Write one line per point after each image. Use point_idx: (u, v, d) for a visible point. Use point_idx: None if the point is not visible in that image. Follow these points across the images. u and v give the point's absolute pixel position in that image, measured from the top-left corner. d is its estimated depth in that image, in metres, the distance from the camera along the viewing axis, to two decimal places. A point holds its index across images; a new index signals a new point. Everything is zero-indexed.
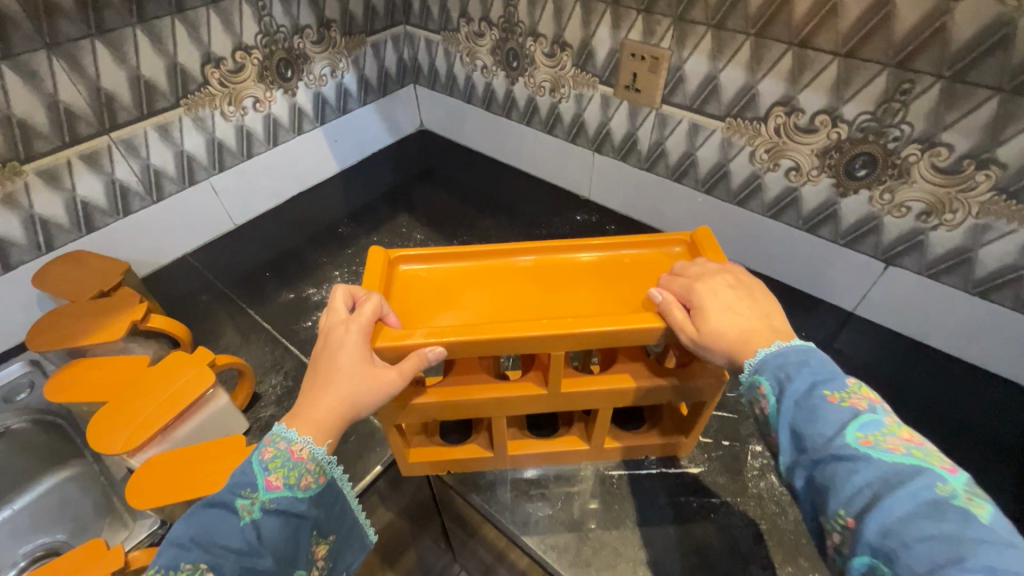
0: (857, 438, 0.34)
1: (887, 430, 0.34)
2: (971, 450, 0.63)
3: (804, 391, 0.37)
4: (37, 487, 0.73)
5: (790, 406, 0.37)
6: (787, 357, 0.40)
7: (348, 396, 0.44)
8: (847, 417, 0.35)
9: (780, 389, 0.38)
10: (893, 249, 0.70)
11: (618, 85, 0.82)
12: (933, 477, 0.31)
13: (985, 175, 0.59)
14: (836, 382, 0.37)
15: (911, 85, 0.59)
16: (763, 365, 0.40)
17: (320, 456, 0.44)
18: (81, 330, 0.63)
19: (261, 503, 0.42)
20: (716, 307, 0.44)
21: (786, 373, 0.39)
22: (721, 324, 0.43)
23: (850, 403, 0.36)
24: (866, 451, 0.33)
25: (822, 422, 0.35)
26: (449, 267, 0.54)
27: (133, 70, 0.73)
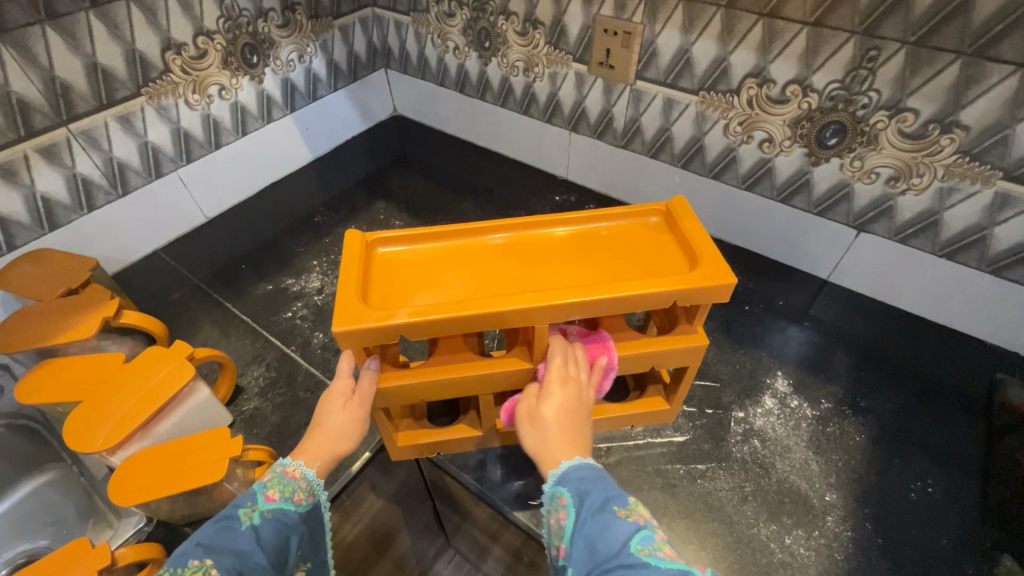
0: (638, 547, 0.37)
1: (659, 541, 0.37)
2: (941, 405, 0.65)
3: (597, 504, 0.40)
4: (13, 495, 0.71)
5: (586, 518, 0.40)
6: (588, 474, 0.43)
7: (339, 428, 0.49)
8: (631, 530, 0.38)
9: (578, 502, 0.41)
10: (864, 216, 0.72)
11: (591, 62, 0.82)
12: None
13: (949, 139, 0.61)
14: (622, 497, 0.41)
15: (877, 52, 0.60)
16: (566, 477, 0.43)
17: (311, 476, 0.48)
18: (49, 329, 0.61)
19: (259, 512, 0.45)
20: (552, 406, 0.46)
21: (586, 488, 0.41)
22: (553, 418, 0.46)
23: (632, 518, 0.39)
24: (645, 560, 0.36)
25: (610, 534, 0.38)
26: (429, 248, 0.53)
27: (89, 57, 0.70)
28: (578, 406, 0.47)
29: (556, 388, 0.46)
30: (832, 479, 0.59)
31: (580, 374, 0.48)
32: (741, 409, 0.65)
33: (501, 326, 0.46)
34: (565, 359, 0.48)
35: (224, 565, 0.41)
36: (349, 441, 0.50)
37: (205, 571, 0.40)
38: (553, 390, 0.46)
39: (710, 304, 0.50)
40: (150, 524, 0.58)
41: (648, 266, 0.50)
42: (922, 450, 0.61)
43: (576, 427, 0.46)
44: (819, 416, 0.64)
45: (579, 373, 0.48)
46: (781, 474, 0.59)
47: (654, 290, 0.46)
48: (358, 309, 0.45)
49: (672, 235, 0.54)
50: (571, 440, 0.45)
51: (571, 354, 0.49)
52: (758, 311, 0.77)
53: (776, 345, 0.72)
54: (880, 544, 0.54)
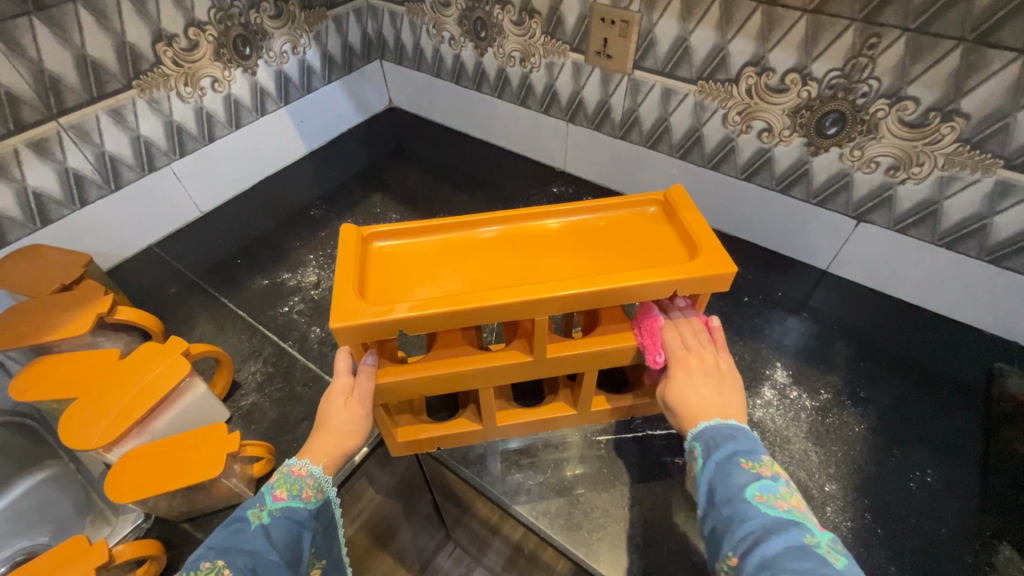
0: (755, 495, 0.38)
1: (782, 493, 0.38)
2: (940, 395, 0.65)
3: (726, 454, 0.42)
4: (11, 491, 0.70)
5: (711, 467, 0.42)
6: (723, 430, 0.44)
7: (342, 424, 0.49)
8: (751, 479, 0.39)
9: (707, 451, 0.43)
10: (864, 205, 0.71)
11: (589, 51, 0.81)
12: (803, 530, 0.36)
13: (949, 127, 0.60)
14: (754, 453, 0.41)
15: (877, 39, 0.59)
16: (700, 432, 0.44)
17: (318, 473, 0.47)
18: (43, 326, 0.60)
19: (268, 512, 0.45)
20: (687, 376, 0.47)
21: (717, 441, 0.43)
22: (687, 390, 0.47)
23: (758, 471, 0.40)
24: (758, 506, 0.38)
25: (732, 480, 0.40)
26: (426, 242, 0.53)
27: (78, 50, 0.69)
28: (710, 376, 0.48)
29: (678, 365, 0.48)
30: (832, 470, 0.59)
31: (703, 347, 0.49)
32: (741, 400, 0.65)
33: (501, 319, 0.46)
34: (680, 336, 0.50)
35: (236, 565, 0.42)
36: (354, 438, 0.49)
37: (215, 572, 0.41)
38: (677, 369, 0.48)
39: (709, 294, 0.50)
40: (148, 520, 0.57)
41: (647, 257, 0.50)
42: (922, 440, 0.61)
43: (715, 393, 0.47)
44: (819, 407, 0.64)
45: (700, 345, 0.49)
46: (781, 464, 0.59)
47: (653, 280, 0.46)
48: (356, 304, 0.44)
49: (671, 224, 0.53)
50: (713, 404, 0.46)
51: (686, 330, 0.50)
52: (758, 302, 0.76)
53: (775, 336, 0.72)
54: (879, 534, 0.54)
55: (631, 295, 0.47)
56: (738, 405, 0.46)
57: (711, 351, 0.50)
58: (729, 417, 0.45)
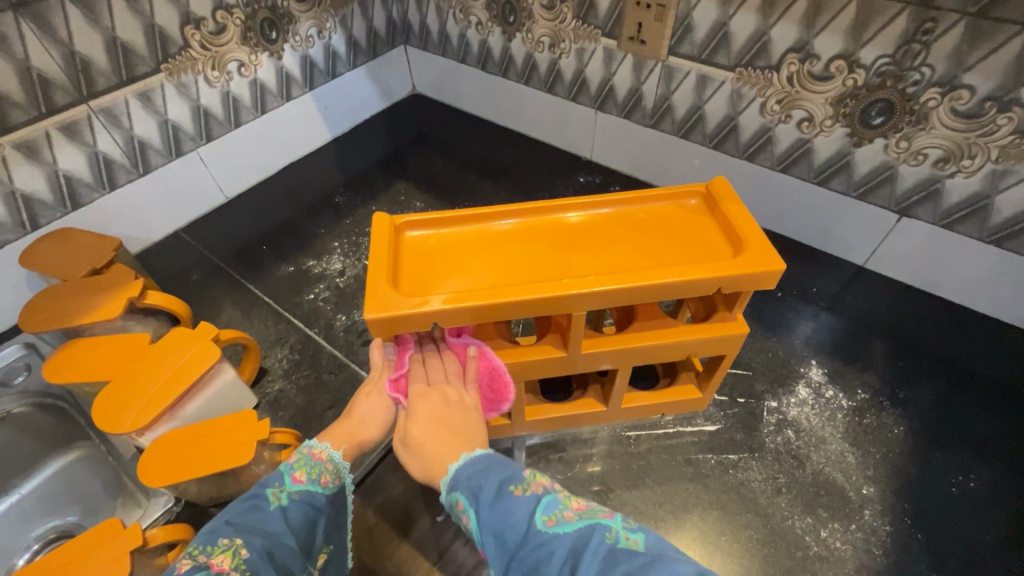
0: (544, 519, 0.35)
1: (560, 502, 0.36)
2: (984, 397, 0.63)
3: (491, 491, 0.38)
4: (44, 470, 0.71)
5: (485, 511, 0.37)
6: (474, 469, 0.40)
7: (364, 415, 0.51)
8: (531, 504, 0.36)
9: (473, 500, 0.38)
10: (908, 199, 0.68)
11: (622, 37, 0.79)
12: (602, 530, 0.33)
13: (1006, 118, 0.58)
14: (516, 476, 0.39)
15: (933, 24, 0.56)
16: (457, 479, 0.40)
17: (337, 459, 0.49)
18: (76, 310, 0.61)
19: (288, 493, 0.45)
20: (428, 409, 0.46)
21: (477, 483, 0.39)
22: (421, 431, 0.44)
23: (531, 491, 0.37)
24: (553, 530, 0.34)
25: (513, 516, 0.36)
26: (459, 233, 0.52)
27: (107, 32, 0.69)
28: (439, 415, 0.45)
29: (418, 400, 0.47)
30: (870, 472, 0.57)
31: (449, 380, 0.48)
32: (774, 398, 0.63)
33: (536, 313, 0.45)
34: (422, 383, 0.48)
35: (254, 544, 0.40)
36: (376, 429, 0.52)
37: (235, 548, 0.39)
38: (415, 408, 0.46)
39: (752, 291, 0.49)
40: (179, 504, 0.58)
41: (689, 251, 0.49)
42: (965, 444, 0.59)
43: (451, 428, 0.45)
44: (856, 407, 0.62)
45: (444, 378, 0.48)
46: (817, 465, 0.57)
47: (697, 276, 0.45)
48: (389, 295, 0.44)
49: (712, 218, 0.52)
50: (453, 441, 0.44)
51: (437, 364, 0.49)
52: (791, 298, 0.74)
53: (808, 332, 0.70)
54: (920, 539, 0.53)
55: (677, 291, 0.46)
56: (475, 436, 0.45)
57: (458, 384, 0.48)
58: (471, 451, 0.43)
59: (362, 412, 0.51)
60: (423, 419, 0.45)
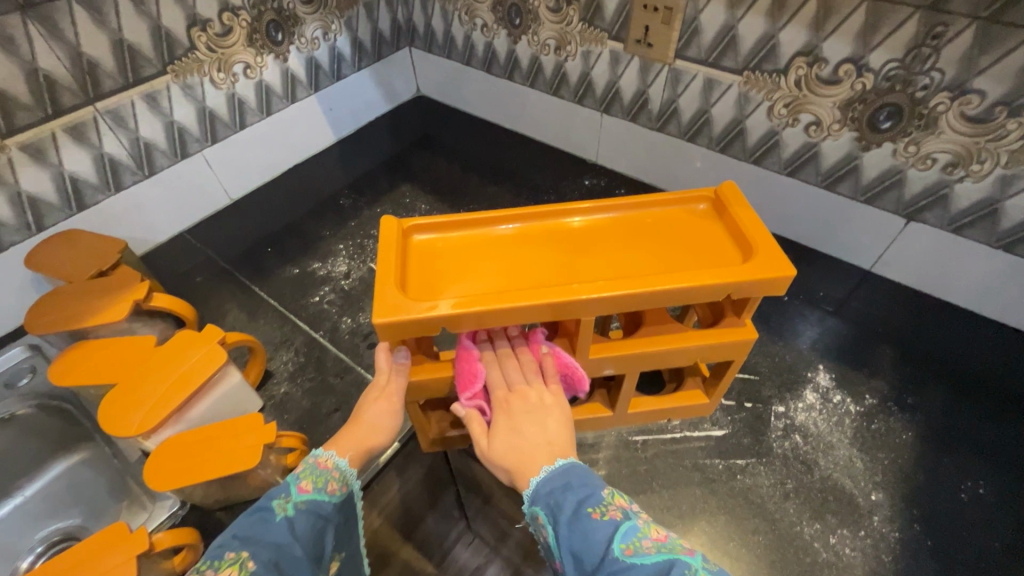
0: (623, 547, 0.36)
1: (640, 530, 0.37)
2: (992, 402, 0.63)
3: (572, 512, 0.39)
4: (48, 472, 0.71)
5: (565, 531, 0.39)
6: (554, 484, 0.41)
7: (372, 421, 0.50)
8: (610, 530, 0.38)
9: (553, 517, 0.40)
10: (916, 204, 0.68)
11: (628, 39, 0.78)
12: (681, 565, 0.35)
13: (1016, 123, 0.57)
14: (596, 495, 0.40)
15: (943, 28, 0.56)
16: (538, 493, 0.41)
17: (344, 466, 0.48)
18: (82, 312, 0.60)
19: (294, 503, 0.44)
20: (513, 420, 0.46)
21: (557, 500, 0.40)
22: (506, 442, 0.45)
23: (610, 515, 0.39)
24: (632, 559, 0.36)
25: (593, 539, 0.37)
26: (467, 236, 0.51)
27: (114, 34, 0.69)
28: (524, 424, 0.46)
29: (501, 410, 0.47)
30: (878, 477, 0.57)
31: (528, 380, 0.48)
32: (781, 403, 0.63)
33: (545, 318, 0.45)
34: (502, 389, 0.48)
35: (260, 557, 0.40)
36: (383, 434, 0.51)
37: (240, 562, 0.40)
38: (499, 421, 0.47)
39: (761, 297, 0.48)
40: (184, 507, 0.57)
41: (697, 256, 0.49)
42: (974, 449, 0.59)
43: (539, 434, 0.45)
44: (864, 412, 0.62)
45: (523, 382, 0.48)
46: (824, 471, 0.57)
47: (707, 282, 0.44)
48: (398, 299, 0.43)
49: (721, 223, 0.52)
50: (540, 448, 0.45)
51: (514, 365, 0.49)
52: (798, 302, 0.74)
53: (814, 336, 0.70)
54: (929, 545, 0.52)
55: (686, 296, 0.45)
56: (562, 440, 0.46)
57: (539, 384, 0.48)
58: (557, 459, 0.44)
59: (370, 417, 0.50)
60: (508, 429, 0.46)
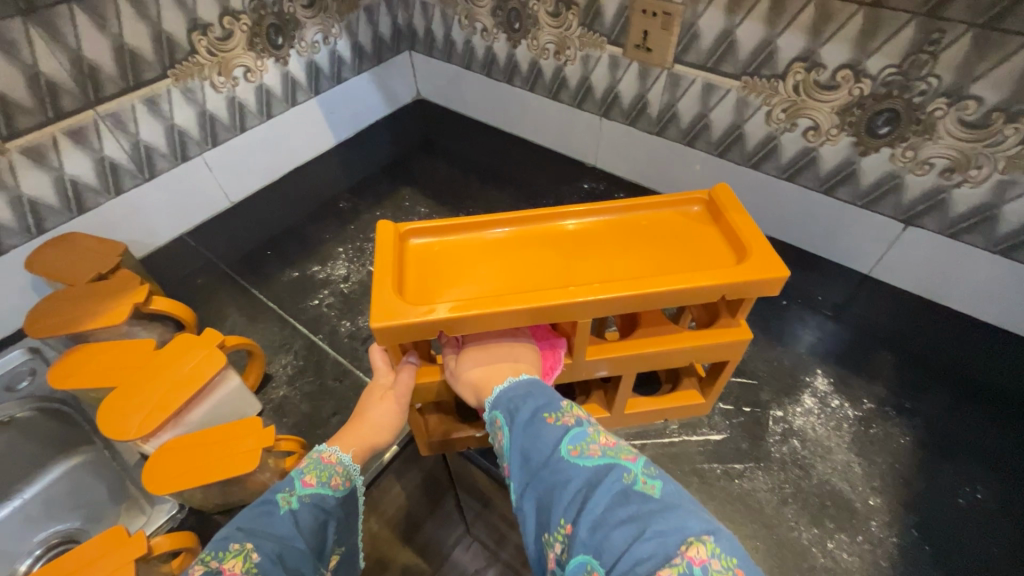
0: (568, 448, 0.37)
1: (589, 436, 0.38)
2: (990, 407, 0.63)
3: (527, 415, 0.41)
4: (47, 475, 0.71)
5: (518, 434, 0.40)
6: (516, 393, 0.43)
7: (378, 420, 0.50)
8: (560, 434, 0.39)
9: (510, 421, 0.42)
10: (914, 208, 0.68)
11: (628, 44, 0.79)
12: (620, 469, 0.35)
13: (1013, 129, 0.57)
14: (553, 404, 0.41)
15: (940, 35, 0.56)
16: (500, 400, 0.43)
17: (348, 461, 0.48)
18: (82, 316, 0.60)
19: (298, 496, 0.44)
20: (482, 341, 0.49)
21: (515, 405, 0.42)
22: (475, 358, 0.48)
23: (562, 421, 0.40)
24: (575, 459, 0.37)
25: (541, 439, 0.39)
26: (463, 240, 0.52)
27: (115, 38, 0.69)
28: (492, 344, 0.49)
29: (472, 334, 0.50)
30: (877, 482, 0.57)
31: None
32: (780, 408, 0.63)
33: (542, 321, 0.45)
34: None
35: (265, 549, 0.39)
36: (387, 433, 0.51)
37: (245, 554, 0.39)
38: (468, 343, 0.50)
39: (756, 299, 0.48)
40: (182, 511, 0.57)
41: (693, 258, 0.49)
42: (972, 454, 0.59)
43: (505, 352, 0.48)
44: (862, 417, 0.62)
45: None
46: (823, 475, 0.57)
47: (704, 284, 0.45)
48: (394, 303, 0.43)
49: (716, 224, 0.52)
50: (506, 364, 0.47)
51: None
52: (796, 306, 0.74)
53: (812, 340, 0.70)
54: (927, 551, 0.52)
55: (681, 297, 0.45)
56: (527, 360, 0.48)
57: None
58: (520, 372, 0.46)
59: (375, 416, 0.50)
60: (476, 348, 0.49)
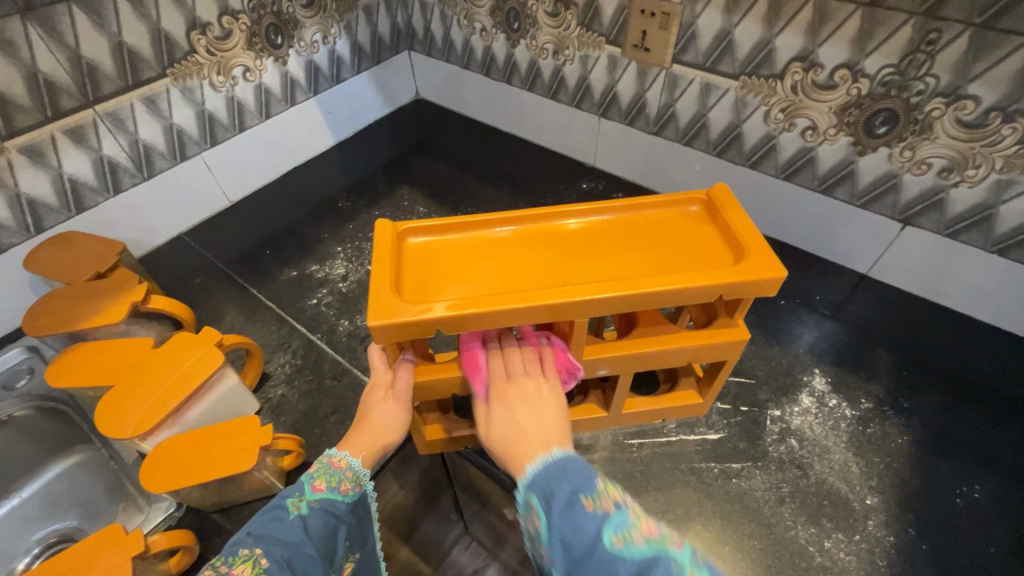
0: (612, 539, 0.34)
1: (632, 523, 0.35)
2: (988, 407, 0.63)
3: (564, 501, 0.37)
4: (45, 473, 0.71)
5: (555, 523, 0.36)
6: (549, 472, 0.39)
7: (382, 420, 0.49)
8: (601, 522, 0.35)
9: (544, 506, 0.38)
10: (911, 208, 0.68)
11: (626, 44, 0.79)
12: (669, 561, 0.33)
13: (1011, 129, 0.58)
14: (590, 484, 0.38)
15: (938, 35, 0.56)
16: (533, 482, 0.39)
17: (357, 466, 0.48)
18: (80, 314, 0.61)
19: (307, 502, 0.45)
20: (509, 409, 0.45)
21: (551, 488, 0.38)
22: (502, 429, 0.44)
23: (603, 507, 0.36)
24: (622, 553, 0.34)
25: (583, 531, 0.35)
26: (461, 239, 0.51)
27: (114, 37, 0.69)
28: (520, 412, 0.44)
29: (497, 398, 0.45)
30: (874, 482, 0.57)
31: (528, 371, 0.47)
32: (777, 407, 0.63)
33: (539, 320, 0.45)
34: (501, 377, 0.47)
35: (273, 555, 0.42)
36: (394, 432, 0.49)
37: (253, 559, 0.41)
38: (495, 408, 0.45)
39: (754, 299, 0.48)
40: (180, 509, 0.57)
41: (691, 258, 0.49)
42: (970, 454, 0.59)
43: (535, 422, 0.44)
44: (859, 416, 0.62)
45: (523, 371, 0.47)
46: (820, 475, 0.57)
47: (701, 284, 0.45)
48: (392, 301, 0.43)
49: (714, 224, 0.52)
50: (536, 437, 0.43)
51: (516, 356, 0.48)
52: (794, 306, 0.74)
53: (811, 340, 0.70)
54: (924, 550, 0.52)
55: (678, 298, 0.45)
56: (559, 431, 0.43)
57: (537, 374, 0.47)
58: (552, 447, 0.42)
59: (379, 416, 0.49)
60: (503, 416, 0.44)
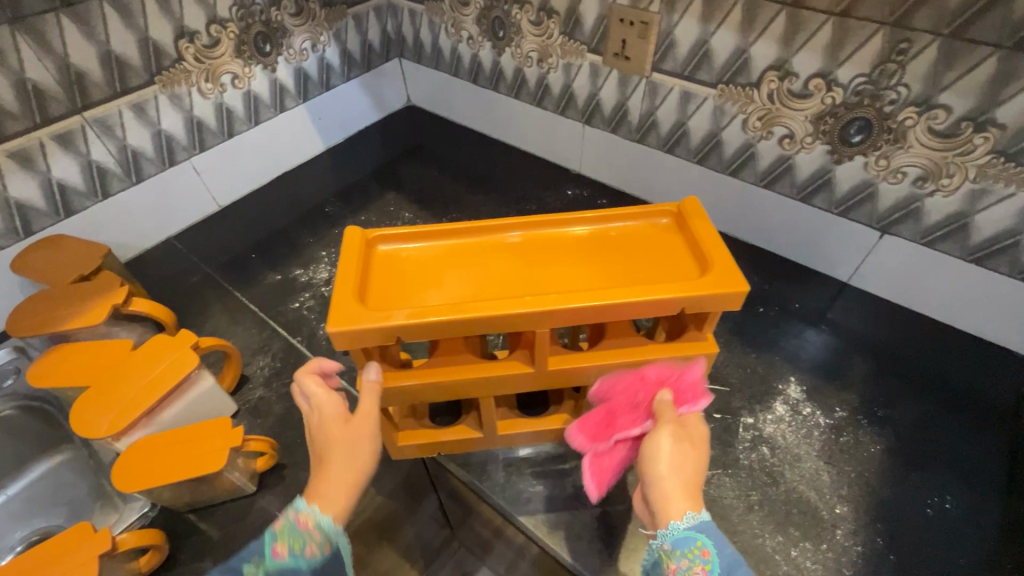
0: None
1: None
2: (964, 416, 0.63)
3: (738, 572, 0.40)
4: (30, 473, 0.73)
5: None
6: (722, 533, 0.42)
7: (351, 459, 0.46)
8: None
9: (716, 560, 0.40)
10: (888, 217, 0.68)
11: (607, 53, 0.80)
12: None
13: (983, 138, 0.58)
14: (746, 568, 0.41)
15: (908, 44, 0.57)
16: (709, 531, 0.41)
17: (321, 528, 0.43)
18: (62, 315, 0.62)
19: (269, 568, 0.43)
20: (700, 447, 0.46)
21: (726, 551, 0.40)
22: (694, 461, 0.45)
23: None
24: None
25: None
26: (431, 248, 0.52)
27: (102, 45, 0.71)
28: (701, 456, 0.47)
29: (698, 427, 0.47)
30: (844, 491, 0.56)
31: None
32: (750, 415, 0.63)
33: (501, 330, 0.45)
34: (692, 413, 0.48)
35: None
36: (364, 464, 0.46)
37: None
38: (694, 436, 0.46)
39: (719, 312, 0.49)
40: (154, 509, 0.58)
41: (655, 270, 0.49)
42: (943, 464, 0.59)
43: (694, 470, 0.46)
44: (833, 425, 0.62)
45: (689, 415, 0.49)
46: (790, 484, 0.57)
47: (662, 296, 0.45)
48: (354, 309, 0.44)
49: (681, 236, 0.52)
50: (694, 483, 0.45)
51: None
52: (773, 313, 0.74)
53: (789, 349, 0.70)
54: (891, 560, 0.52)
55: (641, 310, 0.46)
56: None
57: None
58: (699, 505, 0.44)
59: (345, 456, 0.46)
60: (691, 450, 0.45)
